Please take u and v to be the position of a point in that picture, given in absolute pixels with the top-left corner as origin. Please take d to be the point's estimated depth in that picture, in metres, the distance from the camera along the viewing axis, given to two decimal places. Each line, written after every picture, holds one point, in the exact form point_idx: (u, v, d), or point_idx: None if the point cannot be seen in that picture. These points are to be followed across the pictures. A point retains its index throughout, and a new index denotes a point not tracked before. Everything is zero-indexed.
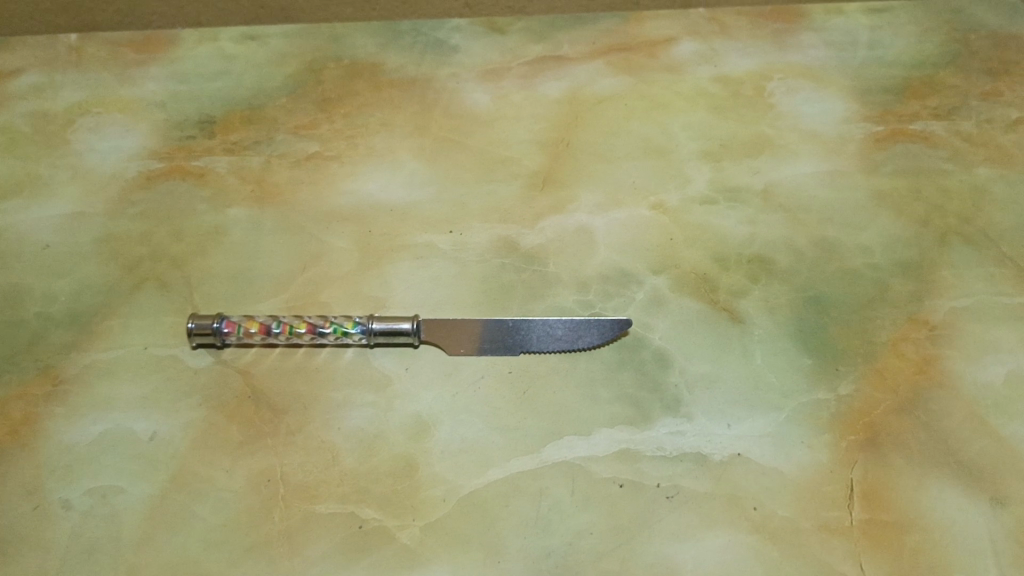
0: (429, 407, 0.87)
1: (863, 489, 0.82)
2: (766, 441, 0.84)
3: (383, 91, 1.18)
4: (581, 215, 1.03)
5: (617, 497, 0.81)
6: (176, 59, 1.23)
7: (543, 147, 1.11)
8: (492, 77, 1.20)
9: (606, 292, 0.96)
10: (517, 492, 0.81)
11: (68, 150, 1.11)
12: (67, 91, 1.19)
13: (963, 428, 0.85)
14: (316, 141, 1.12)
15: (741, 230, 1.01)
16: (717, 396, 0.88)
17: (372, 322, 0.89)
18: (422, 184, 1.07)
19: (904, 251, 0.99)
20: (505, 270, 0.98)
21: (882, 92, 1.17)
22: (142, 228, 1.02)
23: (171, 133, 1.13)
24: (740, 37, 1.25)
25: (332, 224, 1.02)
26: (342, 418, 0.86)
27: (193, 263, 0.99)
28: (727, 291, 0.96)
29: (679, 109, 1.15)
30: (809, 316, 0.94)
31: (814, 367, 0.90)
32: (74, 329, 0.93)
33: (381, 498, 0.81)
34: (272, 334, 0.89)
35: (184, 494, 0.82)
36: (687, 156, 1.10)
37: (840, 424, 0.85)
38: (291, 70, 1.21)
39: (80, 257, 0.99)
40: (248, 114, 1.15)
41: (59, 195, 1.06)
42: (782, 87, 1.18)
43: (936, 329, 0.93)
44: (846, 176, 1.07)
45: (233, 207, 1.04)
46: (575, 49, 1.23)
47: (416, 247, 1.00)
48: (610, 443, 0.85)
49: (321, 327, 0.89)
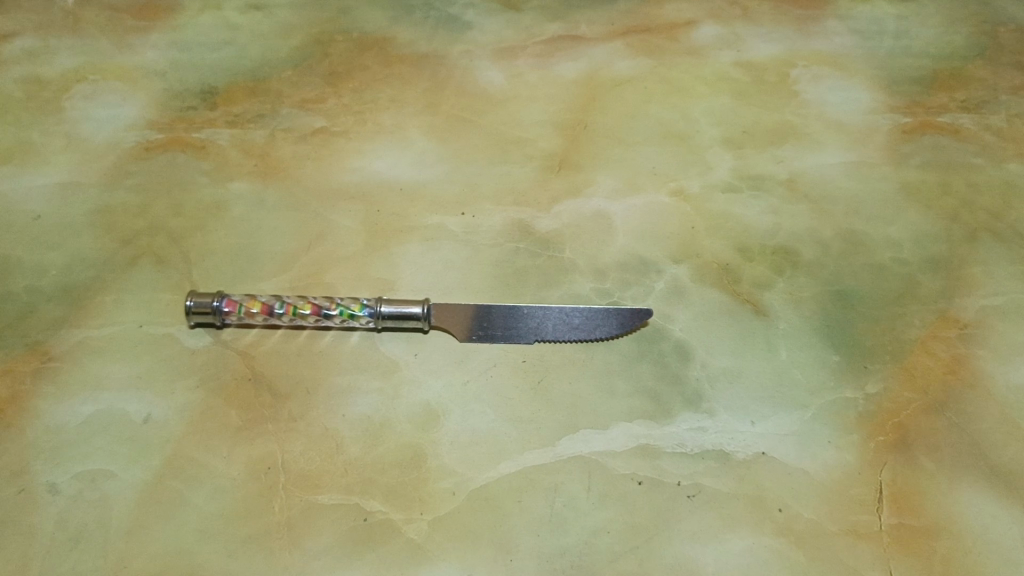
0: (438, 395, 0.83)
1: (892, 493, 0.78)
2: (791, 440, 0.81)
3: (393, 67, 1.14)
4: (599, 200, 0.99)
5: (636, 495, 0.77)
6: (176, 27, 1.18)
7: (559, 129, 1.07)
8: (506, 55, 1.16)
9: (624, 280, 0.92)
10: (530, 487, 0.77)
11: (62, 118, 1.06)
12: (62, 57, 1.13)
13: (995, 432, 0.82)
14: (323, 116, 1.07)
15: (764, 220, 0.97)
16: (740, 392, 0.84)
17: (380, 305, 0.85)
18: (433, 163, 1.03)
19: (933, 247, 0.96)
20: (519, 255, 0.94)
21: (909, 83, 1.13)
22: (138, 201, 0.97)
23: (171, 103, 1.08)
24: (762, 22, 1.21)
25: (338, 203, 0.98)
26: (346, 404, 0.82)
27: (192, 239, 0.94)
28: (751, 283, 0.92)
29: (700, 93, 1.11)
30: (835, 311, 0.90)
31: (841, 364, 0.86)
32: (64, 305, 0.88)
33: (386, 490, 0.77)
34: (275, 315, 0.85)
35: (179, 481, 0.77)
36: (708, 143, 1.06)
37: (868, 425, 0.82)
38: (297, 42, 1.16)
39: (73, 229, 0.95)
40: (252, 86, 1.10)
41: (52, 164, 1.01)
42: (806, 74, 1.14)
43: (966, 328, 0.89)
44: (872, 168, 1.03)
45: (234, 181, 1.00)
46: (593, 29, 1.19)
47: (426, 229, 0.96)
48: (628, 437, 0.81)
49: (327, 308, 0.85)
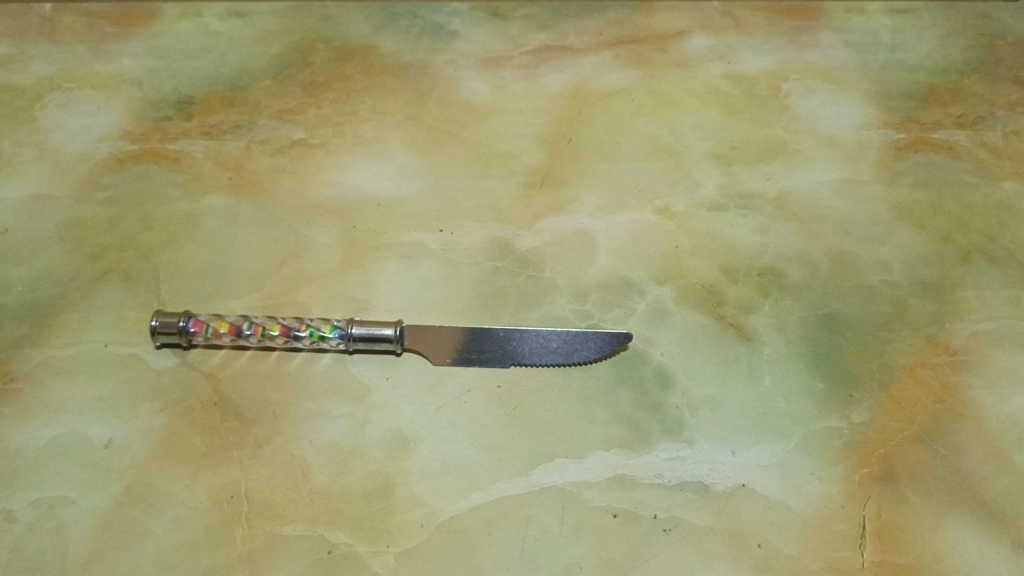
0: (410, 421, 0.81)
1: (876, 528, 0.75)
2: (773, 472, 0.78)
3: (375, 77, 1.11)
4: (581, 217, 0.97)
5: (611, 528, 0.75)
6: (155, 34, 1.15)
7: (542, 142, 1.04)
8: (491, 65, 1.13)
9: (606, 302, 0.89)
10: (501, 519, 0.75)
11: (34, 127, 1.04)
12: (37, 64, 1.11)
13: (984, 464, 0.79)
14: (301, 127, 1.05)
15: (751, 240, 0.95)
16: (722, 420, 0.81)
17: (351, 327, 0.82)
18: (412, 177, 1.00)
19: (923, 269, 0.93)
20: (498, 275, 0.91)
21: (904, 98, 1.10)
22: (109, 214, 0.95)
23: (146, 112, 1.05)
24: (755, 33, 1.19)
25: (314, 218, 0.95)
26: (315, 430, 0.80)
27: (162, 255, 0.92)
28: (735, 305, 0.89)
29: (689, 107, 1.09)
30: (822, 336, 0.87)
31: (826, 392, 0.83)
32: (28, 322, 0.86)
33: (353, 521, 0.74)
34: (243, 336, 0.82)
35: (139, 509, 0.75)
36: (696, 158, 1.03)
37: (853, 456, 0.79)
38: (278, 50, 1.14)
39: (41, 243, 0.92)
40: (230, 96, 1.07)
41: (22, 175, 0.98)
42: (798, 88, 1.11)
43: (956, 355, 0.86)
44: (864, 186, 1.00)
45: (208, 195, 0.97)
46: (581, 39, 1.16)
47: (403, 246, 0.93)
48: (604, 467, 0.78)
49: (296, 329, 0.82)
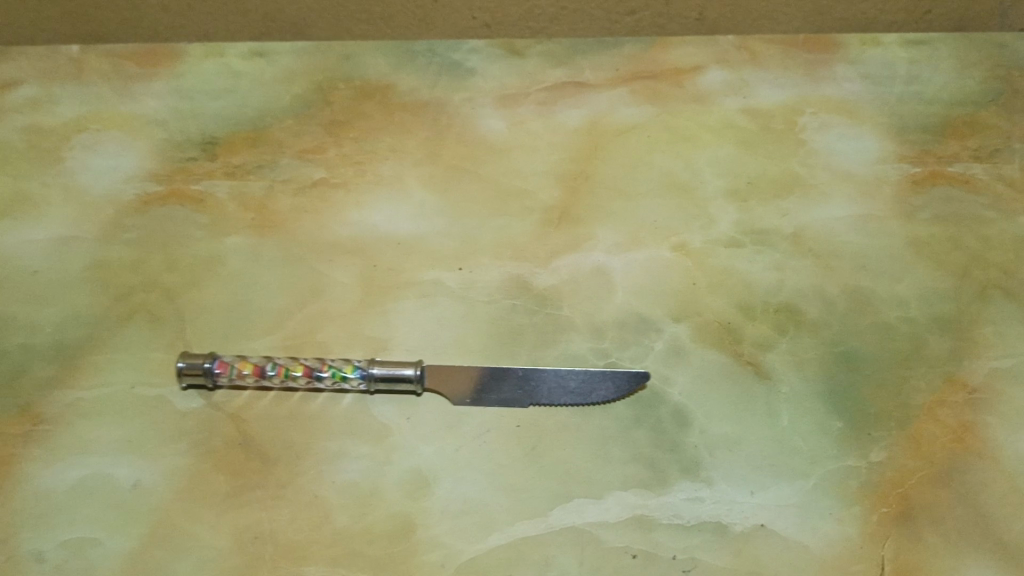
0: (429, 461, 0.81)
1: (894, 569, 0.76)
2: (791, 513, 0.79)
3: (394, 115, 1.13)
4: (598, 254, 0.98)
5: (629, 570, 0.75)
6: (179, 75, 1.18)
7: (559, 180, 1.05)
8: (509, 102, 1.15)
9: (623, 340, 0.90)
10: (521, 560, 0.76)
11: (62, 169, 1.06)
12: (65, 106, 1.14)
13: (1002, 505, 0.80)
14: (322, 166, 1.07)
15: (768, 277, 0.95)
16: (740, 460, 0.82)
17: (372, 367, 0.84)
18: (431, 216, 1.01)
19: (941, 305, 0.93)
20: (516, 312, 0.92)
21: (920, 130, 1.11)
22: (135, 255, 0.97)
23: (171, 153, 1.08)
24: (770, 67, 1.19)
25: (335, 257, 0.97)
26: (336, 471, 0.81)
27: (186, 295, 0.93)
28: (752, 343, 0.90)
29: (704, 142, 1.09)
30: (839, 374, 0.88)
31: (845, 431, 0.83)
32: (56, 364, 0.88)
33: (374, 562, 0.75)
34: (267, 376, 0.84)
35: (165, 549, 0.76)
36: (712, 195, 1.04)
37: (871, 496, 0.79)
38: (299, 89, 1.16)
39: (69, 285, 0.94)
40: (252, 136, 1.09)
41: (50, 217, 1.01)
42: (814, 122, 1.12)
43: (975, 392, 0.86)
44: (880, 221, 1.01)
45: (231, 236, 0.99)
46: (597, 75, 1.17)
47: (422, 285, 0.95)
48: (622, 508, 0.79)
49: (318, 370, 0.84)
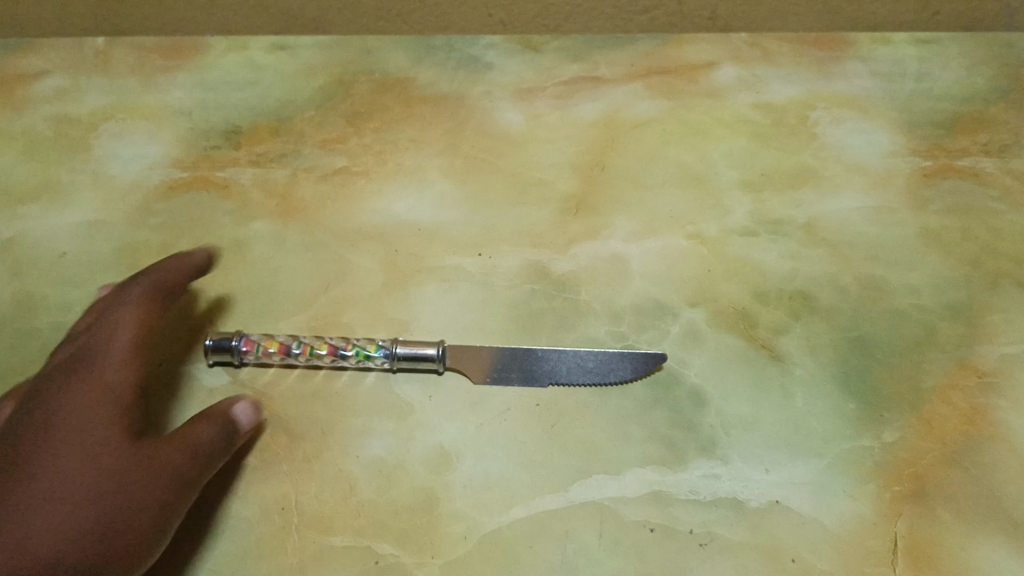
0: (452, 438, 0.83)
1: (908, 544, 0.77)
2: (806, 490, 0.80)
3: (415, 107, 1.15)
4: (615, 242, 1.00)
5: (648, 543, 0.77)
6: (204, 67, 1.20)
7: (577, 170, 1.08)
8: (526, 96, 1.17)
9: (640, 324, 0.92)
10: (542, 533, 0.77)
11: (90, 157, 1.08)
12: (92, 96, 1.16)
13: (1014, 485, 0.81)
14: (344, 156, 1.09)
15: (782, 265, 0.97)
16: (756, 440, 0.83)
17: (395, 346, 0.86)
18: (452, 204, 1.04)
19: (952, 293, 0.95)
20: (535, 297, 0.94)
21: (930, 125, 1.13)
22: (162, 239, 0.99)
23: (196, 142, 1.10)
24: (782, 64, 1.22)
25: (358, 243, 0.99)
26: (361, 446, 0.83)
27: (213, 278, 0.95)
28: (767, 328, 0.92)
29: (719, 135, 1.12)
30: (853, 358, 0.89)
31: (858, 413, 0.85)
32: None
33: (399, 534, 0.77)
34: (293, 354, 0.86)
35: (194, 520, 0.78)
36: (727, 186, 1.06)
37: (884, 475, 0.81)
38: (321, 82, 1.18)
39: (98, 267, 0.96)
40: (276, 126, 1.12)
41: (79, 202, 1.03)
42: (826, 117, 1.14)
43: (986, 377, 0.88)
44: (891, 213, 1.03)
45: (256, 221, 1.01)
46: (613, 70, 1.20)
47: (444, 270, 0.97)
48: (641, 484, 0.80)
49: (343, 348, 0.86)
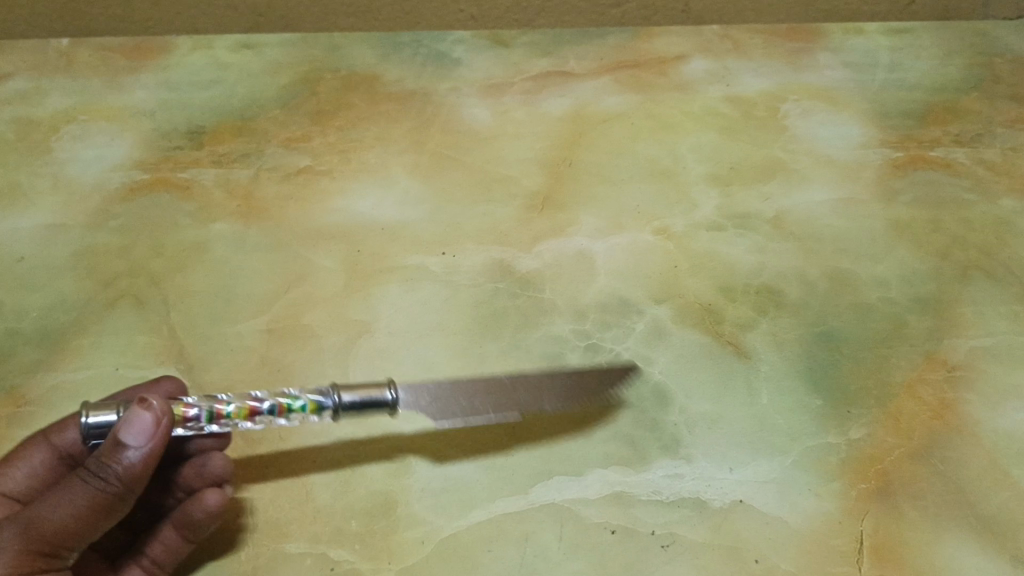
0: (411, 440, 0.82)
1: (874, 543, 0.76)
2: (770, 488, 0.79)
3: (380, 105, 1.14)
4: (581, 238, 0.98)
5: (609, 545, 0.76)
6: (167, 67, 1.19)
7: (543, 166, 1.06)
8: (494, 92, 1.16)
9: (604, 321, 0.91)
10: (500, 536, 0.76)
11: (50, 159, 1.07)
12: (54, 98, 1.15)
13: (981, 480, 0.80)
14: (308, 154, 1.07)
15: (749, 260, 0.96)
16: (719, 438, 0.82)
17: (341, 394, 0.70)
18: (416, 202, 1.02)
19: (922, 286, 0.94)
20: (499, 296, 0.93)
21: (901, 116, 1.12)
22: (121, 242, 0.98)
23: (158, 143, 1.08)
24: (753, 56, 1.20)
25: (320, 243, 0.98)
26: (317, 450, 0.81)
27: (172, 281, 0.94)
28: (733, 324, 0.90)
29: (687, 129, 1.10)
30: (820, 353, 0.88)
31: (824, 409, 0.84)
32: (41, 348, 0.88)
33: (354, 539, 0.76)
34: (192, 421, 0.67)
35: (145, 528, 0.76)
36: (694, 180, 1.04)
37: (850, 472, 0.80)
38: (286, 80, 1.17)
39: (55, 271, 0.95)
40: (239, 125, 1.10)
41: (37, 206, 1.02)
42: (796, 109, 1.13)
43: (954, 371, 0.87)
44: (861, 205, 1.02)
45: (217, 222, 1.00)
46: (581, 64, 1.18)
47: (406, 269, 0.96)
48: (602, 485, 0.79)
49: (270, 405, 0.69)
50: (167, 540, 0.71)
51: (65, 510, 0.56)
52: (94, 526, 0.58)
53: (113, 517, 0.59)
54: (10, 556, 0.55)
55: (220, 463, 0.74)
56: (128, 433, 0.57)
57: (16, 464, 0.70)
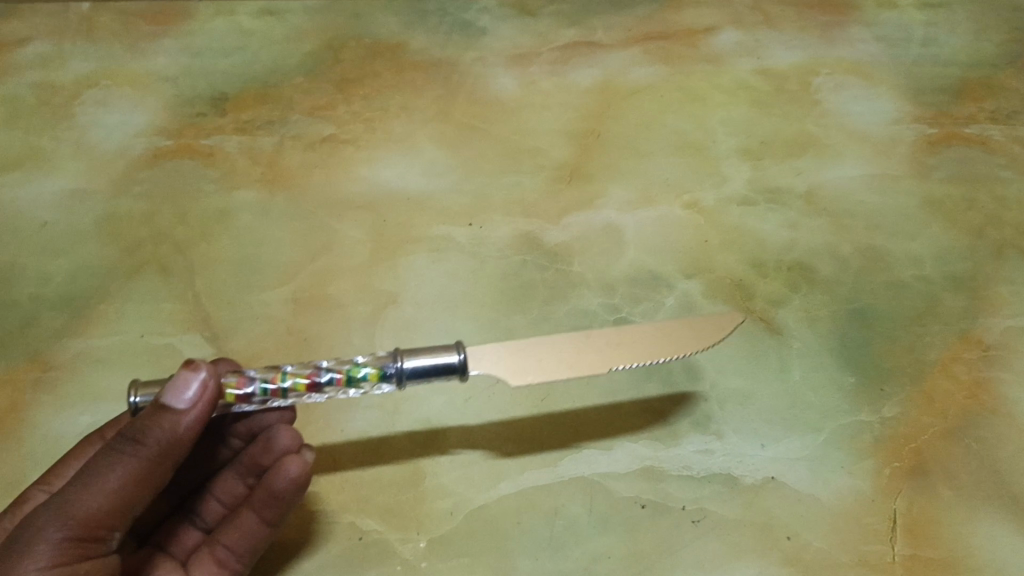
0: (439, 411, 0.81)
1: (907, 522, 0.75)
2: (802, 466, 0.78)
3: (406, 73, 1.12)
4: (609, 211, 0.97)
5: (639, 519, 0.75)
6: (190, 33, 1.17)
7: (571, 138, 1.05)
8: (521, 61, 1.14)
9: (634, 295, 0.90)
10: (530, 509, 0.75)
11: (72, 124, 1.06)
12: (75, 62, 1.13)
13: (1016, 461, 0.78)
14: (333, 123, 1.06)
15: (781, 235, 0.95)
16: (751, 414, 0.81)
17: (402, 360, 0.62)
18: (442, 173, 1.01)
19: (956, 264, 0.92)
20: (527, 268, 0.92)
21: (935, 92, 1.10)
22: (145, 208, 0.97)
23: (181, 109, 1.07)
24: (784, 29, 1.18)
25: (345, 212, 0.97)
26: (344, 420, 0.80)
27: (197, 248, 0.93)
28: (765, 299, 0.89)
29: (718, 102, 1.08)
30: (852, 330, 0.87)
31: (857, 387, 0.83)
32: (66, 314, 0.88)
33: (383, 509, 0.75)
34: (251, 398, 0.64)
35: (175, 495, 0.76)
36: (725, 153, 1.03)
37: (883, 450, 0.79)
38: (310, 47, 1.15)
39: (79, 236, 0.94)
40: (262, 92, 1.09)
41: (60, 171, 1.01)
42: (829, 83, 1.11)
43: (989, 350, 0.86)
44: (894, 181, 1.00)
45: (241, 190, 0.99)
46: (609, 35, 1.16)
47: (433, 239, 0.94)
48: (632, 459, 0.78)
49: (328, 374, 0.64)
50: (243, 526, 0.69)
51: (103, 487, 0.54)
52: (134, 503, 0.56)
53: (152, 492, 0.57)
54: (52, 545, 0.53)
55: (288, 438, 0.71)
56: (171, 395, 0.55)
57: (72, 463, 0.68)
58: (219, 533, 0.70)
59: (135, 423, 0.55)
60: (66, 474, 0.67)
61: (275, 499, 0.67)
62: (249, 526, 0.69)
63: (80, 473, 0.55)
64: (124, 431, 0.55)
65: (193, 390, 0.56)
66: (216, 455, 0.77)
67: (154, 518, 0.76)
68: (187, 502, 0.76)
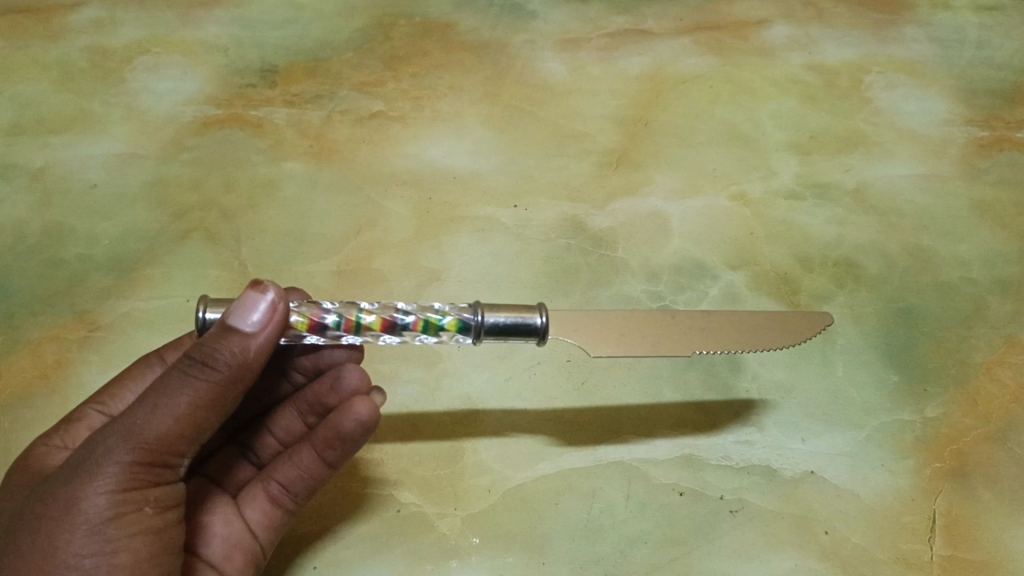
0: (479, 389, 0.81)
1: (946, 523, 0.74)
2: (843, 461, 0.77)
3: (455, 53, 1.12)
4: (655, 199, 0.97)
5: (677, 506, 0.75)
6: (241, 4, 1.18)
7: (619, 125, 1.04)
8: (570, 46, 1.14)
9: (678, 284, 0.89)
10: (567, 490, 0.75)
11: (123, 89, 1.06)
12: (128, 28, 1.14)
13: None
14: (381, 99, 1.06)
15: (828, 231, 0.94)
16: (792, 407, 0.81)
17: (484, 314, 0.64)
18: (488, 153, 1.01)
19: (1004, 268, 0.91)
20: (570, 252, 0.92)
21: (989, 95, 1.08)
22: (194, 175, 0.97)
23: (231, 79, 1.08)
24: (837, 25, 1.17)
25: (391, 188, 0.97)
26: (385, 393, 0.81)
27: (243, 217, 0.94)
28: (809, 294, 0.89)
29: (768, 95, 1.08)
30: (897, 329, 0.86)
31: (900, 386, 0.82)
32: (113, 275, 0.88)
33: (421, 483, 0.75)
34: (325, 331, 0.64)
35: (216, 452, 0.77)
36: (773, 147, 1.02)
37: (924, 450, 0.78)
38: (360, 24, 1.15)
39: (128, 199, 0.95)
40: (312, 66, 1.09)
41: (110, 134, 1.01)
42: (880, 81, 1.10)
43: None
44: (944, 182, 0.99)
45: (289, 161, 0.99)
46: (660, 24, 1.16)
47: (477, 219, 0.94)
48: (672, 446, 0.78)
49: (404, 320, 0.66)
50: (302, 463, 0.69)
51: (173, 412, 0.53)
52: (201, 429, 0.55)
53: (219, 418, 0.56)
54: (119, 468, 0.52)
55: (356, 378, 0.72)
56: (238, 317, 0.55)
57: (129, 387, 0.70)
58: (276, 468, 0.70)
59: (203, 346, 0.54)
60: (124, 397, 0.69)
61: (339, 440, 0.66)
62: (308, 464, 0.69)
63: (147, 396, 0.54)
64: (191, 353, 0.54)
65: (261, 312, 0.56)
66: (277, 390, 0.78)
67: (207, 450, 0.76)
68: (241, 436, 0.78)
